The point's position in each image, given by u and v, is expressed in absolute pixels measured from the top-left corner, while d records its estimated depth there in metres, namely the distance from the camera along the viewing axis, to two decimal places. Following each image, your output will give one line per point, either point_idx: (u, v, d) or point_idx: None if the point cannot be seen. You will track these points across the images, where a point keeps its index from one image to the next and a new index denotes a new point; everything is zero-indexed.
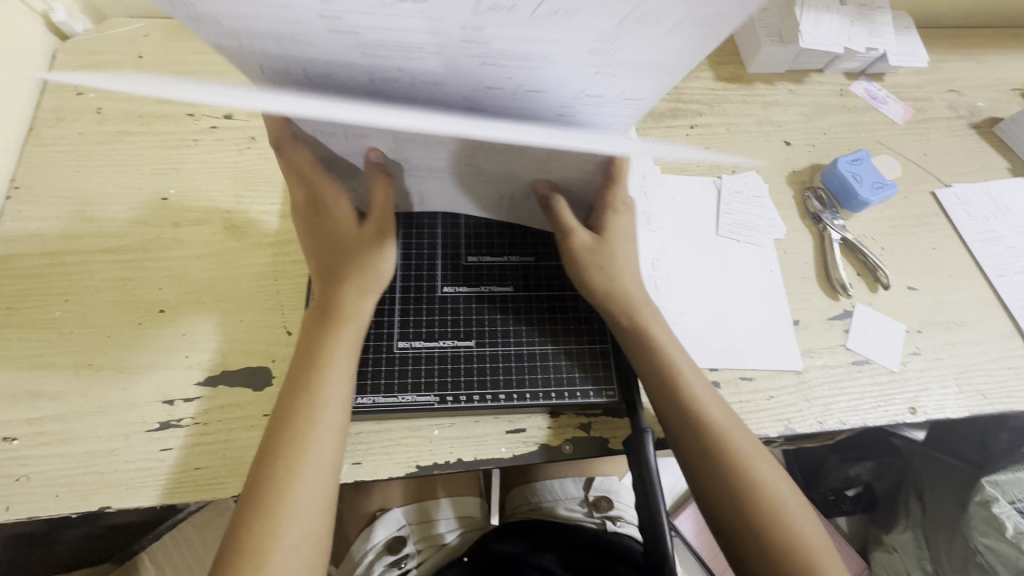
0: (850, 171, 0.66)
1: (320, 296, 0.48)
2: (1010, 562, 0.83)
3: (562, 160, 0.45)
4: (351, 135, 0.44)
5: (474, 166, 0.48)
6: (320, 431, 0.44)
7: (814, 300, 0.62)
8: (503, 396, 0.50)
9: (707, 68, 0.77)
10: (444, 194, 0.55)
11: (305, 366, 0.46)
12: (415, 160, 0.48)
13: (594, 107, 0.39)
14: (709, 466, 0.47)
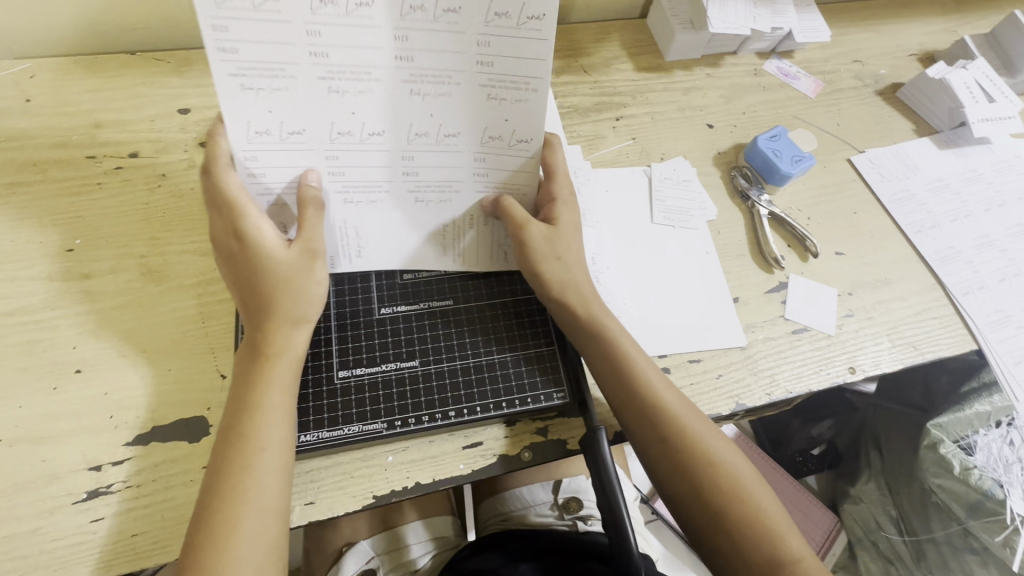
0: (770, 148, 0.67)
1: (248, 333, 0.46)
2: (960, 497, 0.88)
3: (496, 151, 0.48)
4: (288, 130, 0.44)
5: (413, 175, 0.49)
6: (260, 476, 0.42)
7: (751, 275, 0.64)
8: (453, 413, 0.49)
9: (627, 60, 0.78)
10: (382, 229, 0.52)
11: (241, 410, 0.43)
12: (352, 173, 0.47)
13: (509, 105, 0.46)
14: (668, 455, 0.47)
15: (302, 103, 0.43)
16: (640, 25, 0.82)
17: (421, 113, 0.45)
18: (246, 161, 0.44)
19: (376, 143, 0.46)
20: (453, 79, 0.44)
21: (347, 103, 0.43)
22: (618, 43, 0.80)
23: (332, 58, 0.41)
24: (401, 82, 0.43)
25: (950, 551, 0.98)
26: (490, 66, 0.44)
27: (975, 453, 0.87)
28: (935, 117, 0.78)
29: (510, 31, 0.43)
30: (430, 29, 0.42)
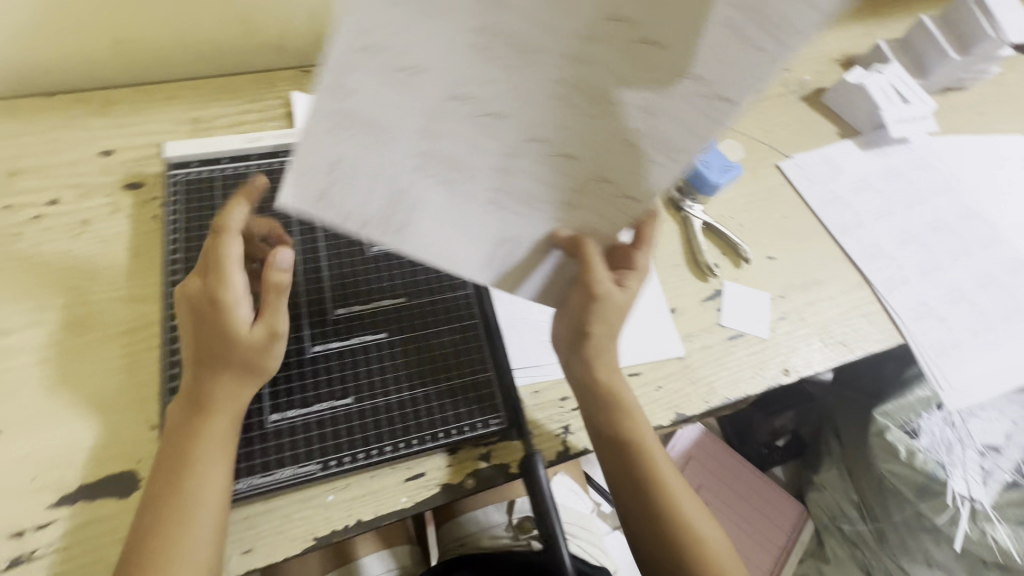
0: (699, 159, 0.69)
1: (190, 392, 0.44)
2: (908, 481, 0.91)
3: (594, 197, 0.40)
4: (399, 63, 0.29)
5: (500, 180, 0.38)
6: (191, 535, 0.41)
7: (687, 285, 0.65)
8: (389, 448, 0.49)
9: None
10: (433, 215, 0.39)
11: (177, 470, 0.43)
12: (429, 148, 0.34)
13: (632, 163, 0.37)
14: (630, 481, 0.52)
15: (426, 30, 0.28)
16: None
17: (539, 124, 0.34)
18: (358, 49, 0.28)
19: (484, 127, 0.33)
20: (609, 108, 0.33)
21: (478, 71, 0.31)
22: None
23: (500, 2, 0.27)
24: (552, 82, 0.32)
25: (908, 530, 1.01)
26: (652, 118, 0.34)
27: (920, 437, 0.91)
28: (856, 119, 0.82)
29: (693, 99, 0.33)
30: (619, 48, 0.31)
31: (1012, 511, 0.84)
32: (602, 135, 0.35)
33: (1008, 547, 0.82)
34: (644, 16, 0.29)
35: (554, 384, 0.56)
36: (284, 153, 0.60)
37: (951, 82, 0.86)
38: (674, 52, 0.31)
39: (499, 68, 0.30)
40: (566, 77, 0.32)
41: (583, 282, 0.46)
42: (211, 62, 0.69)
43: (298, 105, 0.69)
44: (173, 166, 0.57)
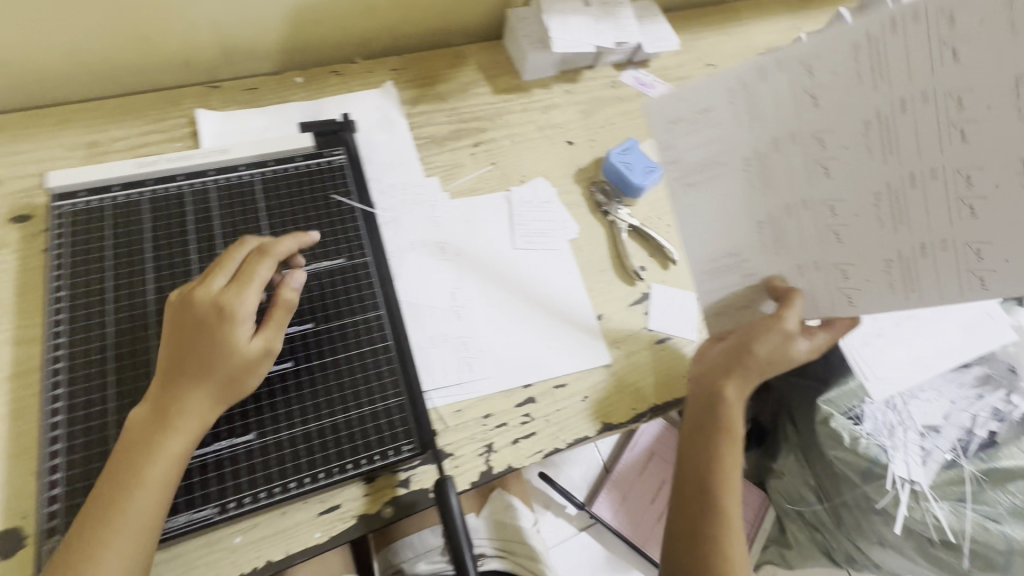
0: (621, 162, 0.69)
1: (160, 398, 0.43)
2: (858, 467, 0.90)
3: (865, 268, 0.49)
4: (817, 104, 0.47)
5: (806, 206, 0.50)
6: (110, 555, 0.39)
7: (613, 290, 0.65)
8: (294, 484, 0.47)
9: (485, 83, 0.78)
10: (692, 211, 0.56)
11: (119, 481, 0.41)
12: (783, 174, 0.50)
13: (863, 278, 0.50)
14: (695, 466, 0.55)
15: (846, 104, 0.45)
16: (496, 45, 0.81)
17: (870, 194, 0.47)
18: (810, 83, 0.47)
19: (818, 177, 0.49)
20: (903, 221, 0.46)
21: (843, 155, 0.47)
22: (476, 66, 0.79)
23: (915, 114, 0.43)
24: (885, 181, 0.46)
25: (861, 514, 0.95)
26: (912, 257, 0.47)
27: (863, 421, 0.92)
28: None
29: (960, 263, 0.45)
30: (948, 192, 0.43)
31: (951, 489, 0.88)
32: (874, 244, 0.48)
33: (944, 524, 0.85)
34: (979, 155, 0.41)
35: (475, 402, 0.55)
36: (181, 176, 0.57)
37: None
38: (989, 217, 0.43)
39: (1005, 120, 0.40)
40: (1020, 159, 0.41)
41: (771, 320, 0.53)
42: (107, 82, 0.66)
43: (203, 124, 0.66)
44: (58, 197, 0.54)
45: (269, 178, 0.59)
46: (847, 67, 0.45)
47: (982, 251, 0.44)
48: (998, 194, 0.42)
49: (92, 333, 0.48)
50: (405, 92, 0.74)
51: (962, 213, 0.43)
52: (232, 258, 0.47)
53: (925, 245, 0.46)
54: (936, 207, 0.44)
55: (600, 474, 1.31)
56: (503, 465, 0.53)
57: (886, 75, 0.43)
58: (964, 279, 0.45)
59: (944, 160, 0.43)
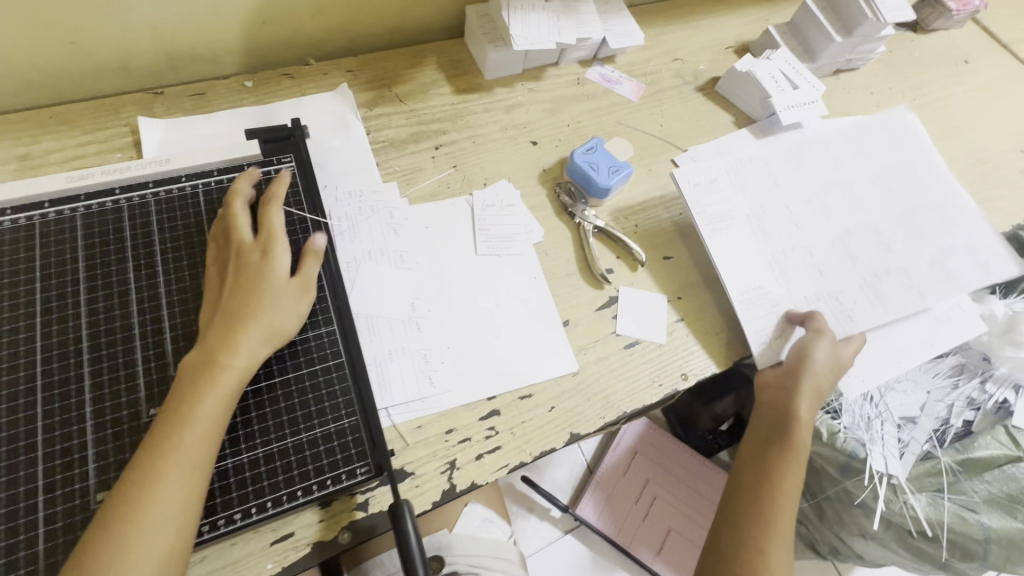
0: (586, 161, 0.67)
1: (209, 338, 0.44)
2: (835, 462, 0.90)
3: (825, 303, 0.66)
4: (784, 187, 0.72)
5: (790, 254, 0.68)
6: (165, 488, 0.39)
7: (580, 294, 0.63)
8: (240, 515, 0.44)
9: (445, 83, 0.75)
10: (735, 250, 0.66)
11: (169, 418, 0.41)
12: (780, 227, 0.69)
13: (851, 303, 0.67)
14: (756, 459, 0.57)
15: (804, 185, 0.73)
16: (457, 44, 0.79)
17: (824, 249, 0.69)
18: (774, 165, 0.73)
19: (799, 230, 0.70)
20: (857, 264, 0.69)
21: (808, 216, 0.71)
22: (435, 65, 0.76)
23: (866, 202, 0.73)
24: (831, 237, 0.70)
25: (842, 505, 0.95)
26: (873, 288, 0.68)
27: (841, 415, 0.91)
28: (750, 108, 0.81)
29: (886, 298, 0.67)
30: (869, 249, 0.70)
31: (928, 480, 0.88)
32: (848, 280, 0.68)
33: (921, 516, 0.84)
34: (907, 220, 0.73)
35: (436, 418, 0.53)
36: (117, 189, 0.54)
37: (841, 64, 0.87)
38: (909, 261, 0.70)
39: (910, 201, 0.74)
40: (908, 224, 0.73)
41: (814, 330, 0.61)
42: (39, 90, 0.62)
43: (145, 133, 0.63)
44: None
45: (213, 190, 0.55)
46: (847, 147, 0.76)
47: (899, 282, 0.69)
48: (886, 243, 0.71)
49: (18, 362, 0.45)
50: (361, 94, 0.72)
51: (878, 269, 0.69)
52: (240, 213, 0.51)
53: (872, 275, 0.69)
54: (902, 249, 0.71)
55: (584, 475, 1.30)
56: (467, 481, 0.51)
57: (849, 169, 0.75)
58: (887, 307, 0.67)
59: (858, 225, 0.72)
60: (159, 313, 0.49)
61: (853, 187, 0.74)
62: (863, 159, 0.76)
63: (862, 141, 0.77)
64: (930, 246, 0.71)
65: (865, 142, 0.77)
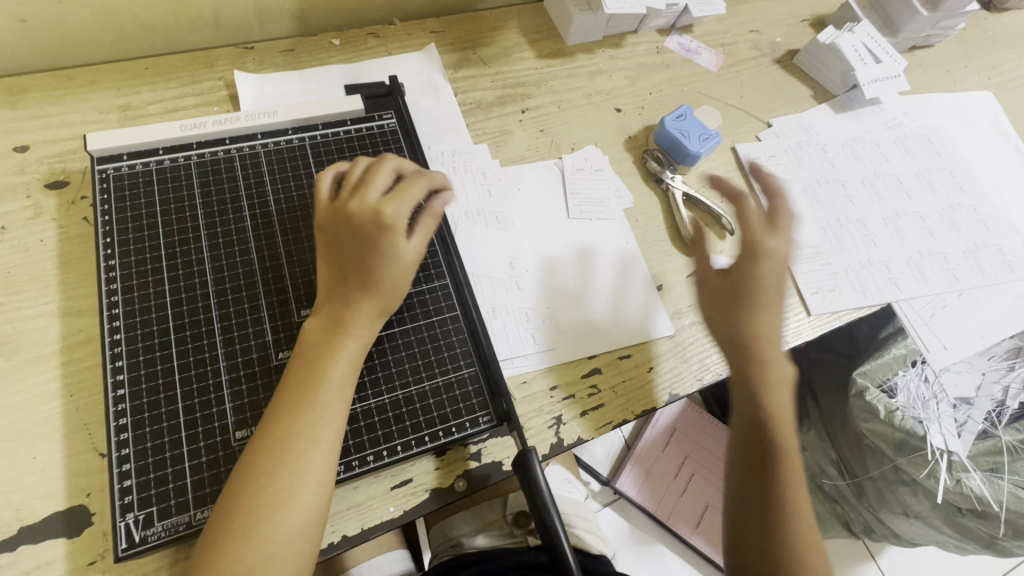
0: (677, 129, 0.67)
1: (332, 302, 0.44)
2: (889, 439, 0.90)
3: (877, 269, 0.66)
4: (838, 161, 0.74)
5: (844, 221, 0.69)
6: (311, 447, 0.40)
7: (672, 260, 0.63)
8: (372, 458, 0.45)
9: (527, 47, 0.75)
10: (790, 216, 0.68)
11: (303, 379, 0.41)
12: (836, 197, 0.71)
13: (901, 272, 0.67)
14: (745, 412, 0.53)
15: (857, 160, 0.74)
16: (537, 8, 0.78)
17: (875, 220, 0.70)
18: (831, 142, 0.75)
19: (854, 200, 0.71)
20: (910, 237, 0.69)
21: (862, 188, 0.72)
22: (517, 29, 0.76)
23: (919, 179, 0.74)
24: (884, 209, 0.71)
25: (886, 484, 0.99)
26: (922, 260, 0.68)
27: (897, 394, 0.92)
28: (829, 81, 0.80)
29: (936, 271, 0.68)
30: (922, 225, 0.71)
31: (985, 460, 0.89)
32: (899, 252, 0.68)
33: (985, 496, 0.85)
34: (961, 201, 0.74)
35: (541, 374, 0.54)
36: (227, 139, 0.54)
37: (919, 40, 0.86)
38: (962, 239, 0.71)
39: (965, 183, 0.75)
40: (963, 205, 0.73)
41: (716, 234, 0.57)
42: (138, 43, 0.62)
43: (241, 87, 0.62)
44: (101, 161, 0.50)
45: (318, 143, 0.56)
46: (901, 130, 0.78)
47: (948, 259, 0.69)
48: (942, 222, 0.71)
49: (149, 303, 0.46)
50: (446, 55, 0.71)
51: (928, 245, 0.69)
52: (382, 172, 0.48)
53: (922, 251, 0.69)
54: (955, 228, 0.71)
55: (623, 451, 1.32)
56: (574, 436, 0.52)
57: (901, 147, 0.77)
58: (934, 281, 0.67)
59: (910, 200, 0.72)
60: (278, 260, 0.49)
61: (908, 164, 0.75)
62: (918, 141, 0.78)
63: (915, 124, 0.79)
64: (983, 231, 0.72)
65: (919, 125, 0.79)
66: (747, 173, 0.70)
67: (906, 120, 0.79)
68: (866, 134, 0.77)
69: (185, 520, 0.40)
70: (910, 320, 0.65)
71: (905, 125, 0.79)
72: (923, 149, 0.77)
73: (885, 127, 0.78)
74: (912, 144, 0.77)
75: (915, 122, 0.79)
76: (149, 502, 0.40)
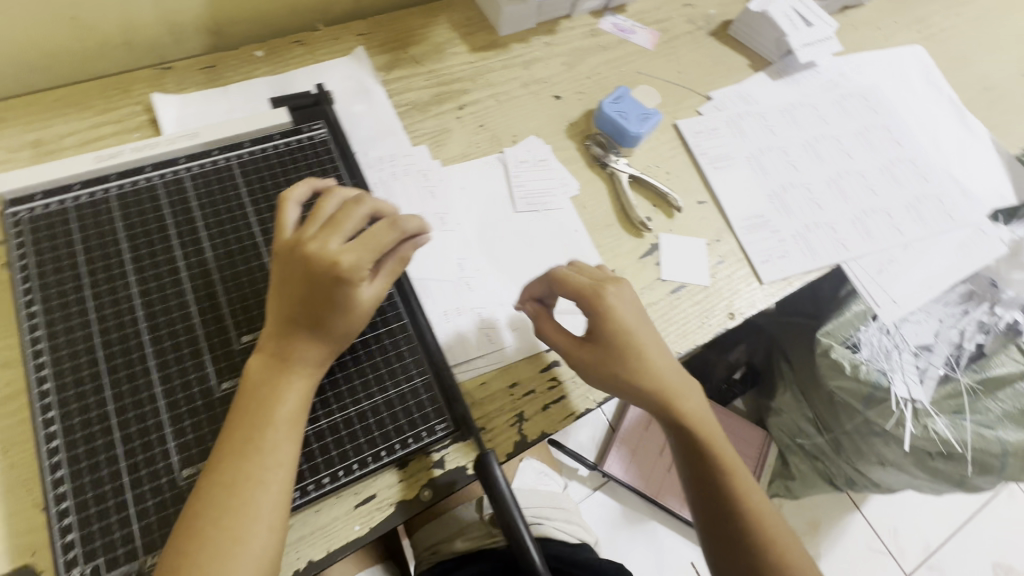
0: (615, 111, 0.67)
1: (277, 341, 0.43)
2: (857, 394, 0.93)
3: (820, 231, 0.67)
4: (777, 127, 0.74)
5: (787, 186, 0.70)
6: (259, 490, 0.39)
7: (622, 244, 0.63)
8: (329, 480, 0.44)
9: (460, 42, 0.73)
10: (735, 188, 0.69)
11: (249, 420, 0.41)
12: (778, 164, 0.71)
13: (846, 233, 0.68)
14: (689, 450, 0.52)
15: (797, 124, 0.75)
16: (466, 1, 0.77)
17: (818, 183, 0.71)
18: (770, 110, 0.76)
19: (796, 164, 0.72)
20: (852, 197, 0.70)
21: (804, 153, 0.73)
22: (448, 24, 0.74)
23: (859, 139, 0.75)
24: (826, 171, 0.72)
25: (860, 436, 1.01)
26: (866, 218, 0.69)
27: (862, 348, 0.94)
28: (764, 49, 0.80)
29: (880, 228, 0.69)
30: (864, 184, 0.72)
31: (949, 403, 0.92)
32: (842, 212, 0.69)
33: (948, 436, 0.88)
34: (900, 156, 0.75)
35: (500, 372, 0.53)
36: (148, 167, 0.51)
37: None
38: (902, 193, 0.72)
39: (903, 138, 0.77)
40: (902, 160, 0.75)
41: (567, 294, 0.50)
42: (44, 73, 0.58)
43: (162, 111, 0.60)
44: (11, 203, 0.48)
45: (246, 162, 0.54)
46: (839, 91, 0.79)
47: (890, 214, 0.70)
48: (883, 179, 0.73)
49: (77, 347, 0.44)
50: (376, 57, 0.69)
51: (871, 204, 0.70)
52: (352, 215, 0.44)
53: (865, 209, 0.70)
54: (896, 183, 0.73)
55: (607, 434, 1.33)
56: (537, 432, 0.52)
57: (840, 109, 0.78)
58: (876, 236, 0.68)
59: (851, 159, 0.73)
60: (213, 287, 0.48)
61: (848, 125, 0.76)
62: (856, 101, 0.79)
63: (852, 84, 0.80)
64: (923, 183, 0.73)
65: (856, 85, 0.80)
66: (691, 148, 0.71)
67: (843, 80, 0.80)
68: (804, 99, 0.78)
69: (135, 568, 0.38)
70: (859, 277, 0.66)
71: (843, 85, 0.80)
72: (860, 108, 0.78)
73: (822, 89, 0.79)
74: (850, 104, 0.78)
75: (852, 82, 0.80)
76: (95, 554, 0.38)
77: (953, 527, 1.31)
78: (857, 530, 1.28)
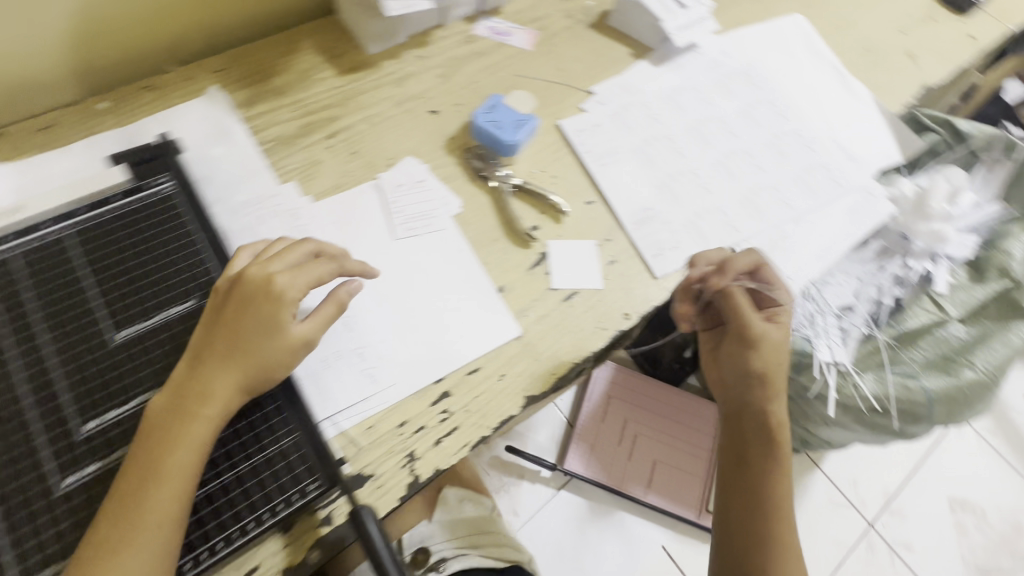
0: (489, 121, 0.65)
1: (184, 382, 0.43)
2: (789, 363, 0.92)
3: (709, 216, 0.67)
4: (661, 115, 0.74)
5: (675, 175, 0.69)
6: (134, 554, 0.38)
7: (510, 257, 0.61)
8: (192, 564, 0.41)
9: (326, 65, 0.70)
10: (622, 183, 0.68)
11: (139, 474, 0.40)
12: (664, 153, 0.71)
13: (735, 215, 0.67)
14: (761, 444, 0.57)
15: (681, 110, 0.75)
16: (331, 21, 0.73)
17: (705, 167, 0.70)
18: (654, 99, 0.75)
19: (682, 151, 0.71)
20: (739, 177, 0.70)
21: (690, 138, 0.72)
22: (312, 48, 0.71)
23: (744, 117, 0.75)
24: (712, 154, 0.72)
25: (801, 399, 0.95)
26: (754, 197, 0.69)
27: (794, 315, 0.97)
28: (643, 36, 0.80)
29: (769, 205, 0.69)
30: (751, 162, 0.72)
31: (872, 359, 0.94)
32: (731, 194, 0.69)
33: (868, 393, 0.89)
34: (785, 129, 0.75)
35: (385, 414, 0.51)
36: None
37: None
38: (788, 167, 0.72)
39: (787, 111, 0.77)
40: (787, 133, 0.75)
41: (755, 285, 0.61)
42: None
43: None
44: None
45: (82, 230, 0.50)
46: (722, 70, 0.79)
47: (778, 190, 0.70)
48: (769, 155, 0.73)
49: None
50: (236, 93, 0.66)
51: (758, 182, 0.71)
52: (297, 250, 0.48)
53: (752, 188, 0.70)
54: (782, 158, 0.73)
55: (566, 431, 1.32)
56: (430, 469, 0.51)
57: (723, 89, 0.77)
58: (765, 215, 0.68)
59: (737, 139, 0.73)
60: (50, 374, 0.44)
61: (732, 104, 0.76)
62: (738, 78, 0.79)
63: (734, 62, 0.80)
64: (809, 153, 0.74)
65: (739, 62, 0.80)
66: (576, 147, 0.69)
67: (725, 59, 0.80)
68: (687, 83, 0.77)
69: None
70: None
71: (726, 64, 0.80)
72: (743, 86, 0.78)
73: (705, 70, 0.79)
74: (734, 82, 0.78)
75: (735, 61, 0.80)
76: None
77: (908, 470, 1.35)
78: (819, 489, 1.31)
